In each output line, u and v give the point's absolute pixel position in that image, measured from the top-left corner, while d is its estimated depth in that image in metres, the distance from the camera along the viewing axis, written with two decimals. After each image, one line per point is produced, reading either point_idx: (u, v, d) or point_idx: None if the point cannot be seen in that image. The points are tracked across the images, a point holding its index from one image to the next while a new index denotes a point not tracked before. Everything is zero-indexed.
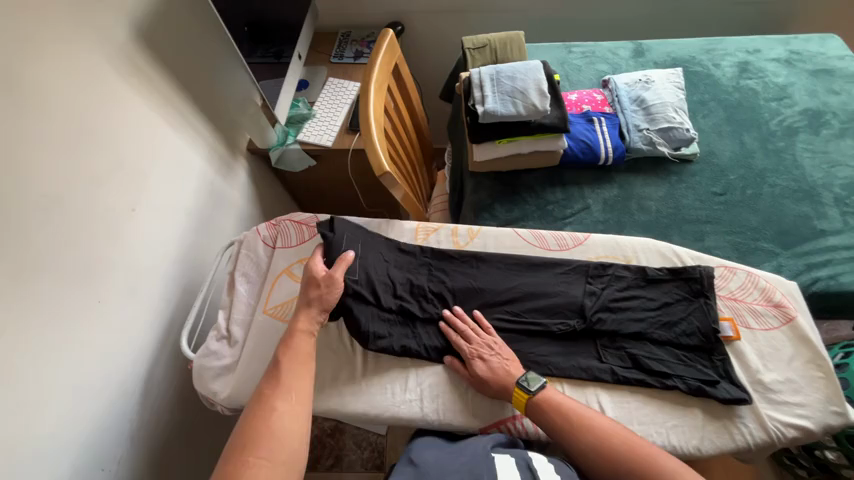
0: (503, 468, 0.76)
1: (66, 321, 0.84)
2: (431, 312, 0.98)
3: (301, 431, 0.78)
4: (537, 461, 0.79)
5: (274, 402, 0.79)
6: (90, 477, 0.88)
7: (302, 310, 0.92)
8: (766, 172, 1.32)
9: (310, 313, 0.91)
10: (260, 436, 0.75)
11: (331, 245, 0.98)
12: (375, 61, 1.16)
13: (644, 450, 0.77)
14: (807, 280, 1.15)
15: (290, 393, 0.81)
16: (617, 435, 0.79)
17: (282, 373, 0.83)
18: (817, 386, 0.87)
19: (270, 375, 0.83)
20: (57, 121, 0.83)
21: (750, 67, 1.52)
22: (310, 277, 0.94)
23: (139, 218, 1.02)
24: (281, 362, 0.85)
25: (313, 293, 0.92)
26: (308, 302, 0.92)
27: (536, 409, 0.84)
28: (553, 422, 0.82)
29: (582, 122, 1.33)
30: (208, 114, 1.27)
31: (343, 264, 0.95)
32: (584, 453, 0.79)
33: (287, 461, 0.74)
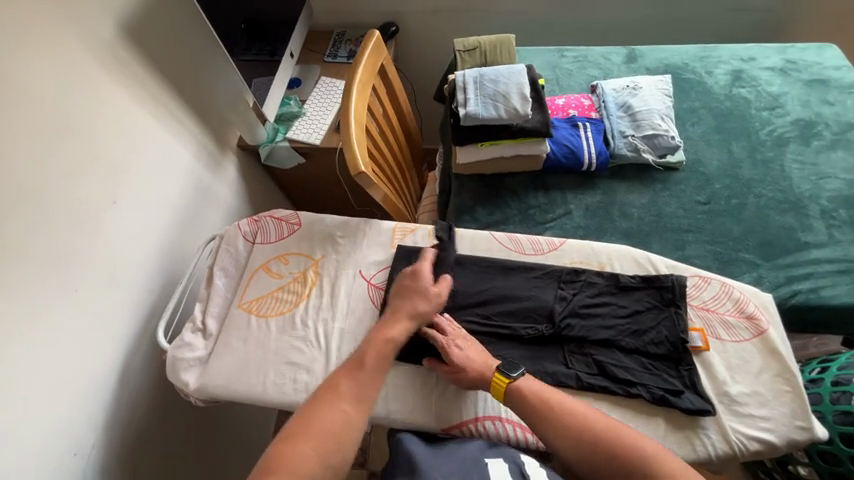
0: (497, 473, 0.76)
1: (39, 309, 0.86)
2: None
3: (354, 438, 0.79)
4: (529, 465, 0.80)
5: (342, 401, 0.81)
6: (60, 462, 0.90)
7: (400, 317, 0.92)
8: (753, 182, 1.30)
9: (408, 322, 0.92)
10: (322, 430, 0.76)
11: (443, 259, 1.02)
12: (361, 60, 1.17)
13: (626, 438, 0.78)
14: (786, 293, 1.15)
15: (359, 398, 0.82)
16: (599, 423, 0.80)
17: (359, 375, 0.84)
18: (784, 401, 0.87)
19: (345, 370, 0.85)
20: (36, 113, 0.86)
21: (744, 76, 1.50)
22: (421, 285, 0.95)
23: (121, 211, 1.04)
24: (366, 363, 0.86)
25: (419, 304, 0.94)
26: (413, 311, 0.93)
27: (518, 399, 0.84)
28: (535, 411, 0.83)
29: (567, 127, 1.33)
30: (197, 109, 1.29)
31: (445, 283, 0.98)
32: (568, 442, 0.80)
33: (334, 463, 0.75)
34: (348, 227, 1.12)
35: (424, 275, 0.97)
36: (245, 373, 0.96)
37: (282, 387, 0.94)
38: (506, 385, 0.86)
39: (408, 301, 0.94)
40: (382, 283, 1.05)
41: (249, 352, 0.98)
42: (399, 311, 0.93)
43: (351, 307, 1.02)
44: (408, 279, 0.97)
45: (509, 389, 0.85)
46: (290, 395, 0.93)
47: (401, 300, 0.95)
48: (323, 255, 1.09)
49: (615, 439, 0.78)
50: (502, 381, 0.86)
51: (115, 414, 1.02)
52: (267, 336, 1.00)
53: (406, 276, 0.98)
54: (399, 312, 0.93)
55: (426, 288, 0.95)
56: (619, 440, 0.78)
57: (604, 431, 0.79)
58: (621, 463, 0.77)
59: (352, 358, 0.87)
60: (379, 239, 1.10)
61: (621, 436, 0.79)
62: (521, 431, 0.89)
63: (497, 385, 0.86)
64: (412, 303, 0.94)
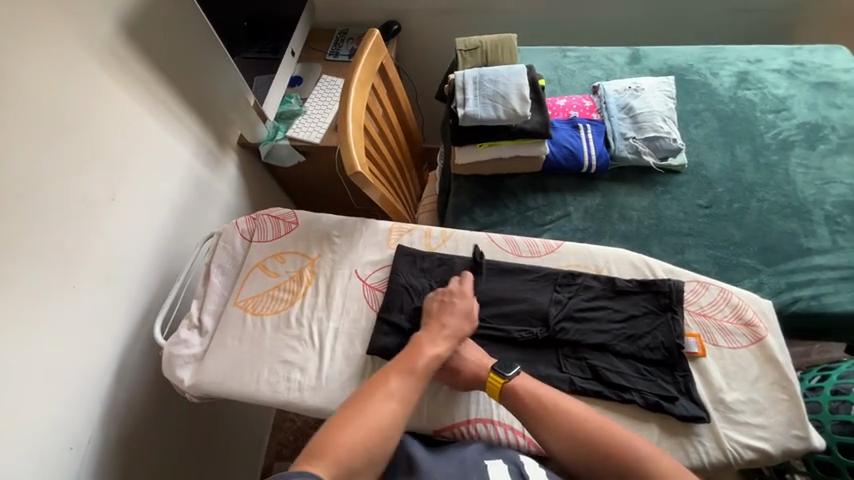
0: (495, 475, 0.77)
1: (38, 304, 0.87)
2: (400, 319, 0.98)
3: (394, 437, 0.79)
4: (528, 465, 0.80)
5: (388, 400, 0.81)
6: (56, 455, 0.91)
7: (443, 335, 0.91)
8: (756, 186, 1.28)
9: (452, 339, 0.91)
10: (367, 426, 0.77)
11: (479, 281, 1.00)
12: (360, 60, 1.17)
13: (623, 437, 0.79)
14: (787, 299, 1.13)
15: (404, 401, 0.83)
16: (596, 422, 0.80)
17: (406, 378, 0.85)
18: (780, 409, 0.86)
19: (391, 372, 0.85)
20: (34, 111, 0.87)
21: (749, 77, 1.47)
22: (468, 305, 0.95)
23: (119, 208, 1.05)
24: (411, 369, 0.86)
25: (464, 323, 0.93)
26: (459, 328, 0.92)
27: (514, 398, 0.84)
28: (531, 411, 0.83)
29: (567, 128, 1.32)
30: (197, 107, 1.29)
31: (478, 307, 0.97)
32: (563, 441, 0.80)
33: (373, 459, 0.75)
34: (345, 227, 1.12)
35: (468, 294, 0.96)
36: (239, 371, 0.96)
37: (276, 386, 0.94)
38: (501, 386, 0.86)
39: (455, 317, 0.93)
40: (378, 283, 1.05)
41: (244, 350, 0.99)
42: (446, 328, 0.91)
43: (345, 307, 1.02)
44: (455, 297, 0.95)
45: (504, 389, 0.85)
46: (283, 393, 0.93)
47: (446, 316, 0.93)
48: (319, 254, 1.09)
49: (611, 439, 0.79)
50: (496, 381, 0.86)
51: (111, 408, 1.03)
52: (262, 335, 1.00)
53: (451, 292, 0.96)
54: (445, 328, 0.91)
55: (470, 309, 0.94)
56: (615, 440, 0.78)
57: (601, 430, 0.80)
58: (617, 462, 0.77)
59: (399, 361, 0.87)
60: (376, 239, 1.10)
61: (617, 435, 0.79)
62: (513, 434, 0.89)
63: (492, 386, 0.86)
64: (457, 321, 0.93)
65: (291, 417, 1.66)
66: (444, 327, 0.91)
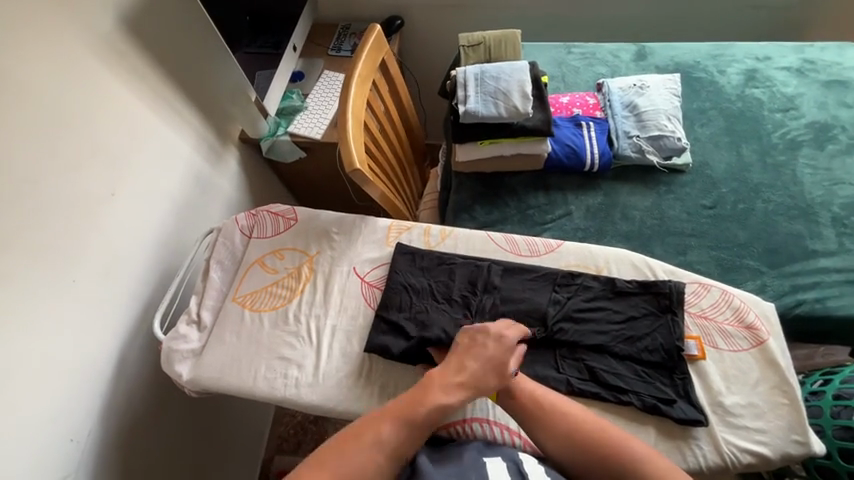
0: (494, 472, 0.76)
1: (39, 298, 0.88)
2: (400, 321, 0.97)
3: None
4: (527, 463, 0.79)
5: (377, 444, 0.78)
6: (57, 447, 0.92)
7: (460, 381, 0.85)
8: (762, 187, 1.26)
9: (471, 387, 0.85)
10: (347, 469, 0.76)
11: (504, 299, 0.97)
12: (361, 55, 1.15)
13: (617, 439, 0.78)
14: (791, 302, 1.11)
15: (396, 446, 0.79)
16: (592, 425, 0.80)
17: (403, 425, 0.80)
18: (781, 413, 0.85)
19: (388, 415, 0.81)
20: (34, 106, 0.87)
21: (758, 75, 1.45)
22: (503, 357, 0.86)
23: (119, 203, 1.06)
24: (415, 415, 0.81)
25: (489, 373, 0.86)
26: (480, 376, 0.85)
27: (510, 398, 0.85)
28: (526, 410, 0.83)
29: (570, 126, 1.31)
30: (198, 102, 1.29)
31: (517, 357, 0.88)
32: (557, 441, 0.80)
33: None
34: (344, 224, 1.12)
35: (508, 348, 0.87)
36: (236, 366, 0.97)
37: (273, 382, 0.94)
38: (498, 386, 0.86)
39: (479, 363, 0.86)
40: (376, 281, 1.05)
41: (241, 346, 0.99)
42: (465, 371, 0.86)
43: (343, 304, 1.02)
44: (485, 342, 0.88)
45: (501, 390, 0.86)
46: (280, 389, 0.94)
47: (471, 358, 0.87)
48: (318, 251, 1.09)
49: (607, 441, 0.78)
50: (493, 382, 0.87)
51: (111, 401, 1.04)
52: (260, 331, 1.00)
53: (485, 335, 0.88)
54: (466, 373, 0.86)
55: (503, 361, 0.86)
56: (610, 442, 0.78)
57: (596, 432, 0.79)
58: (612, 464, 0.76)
59: (401, 404, 0.82)
60: (374, 236, 1.10)
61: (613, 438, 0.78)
62: (508, 434, 0.89)
63: (490, 386, 0.87)
64: (481, 370, 0.86)
65: (291, 411, 1.67)
66: (465, 369, 0.86)
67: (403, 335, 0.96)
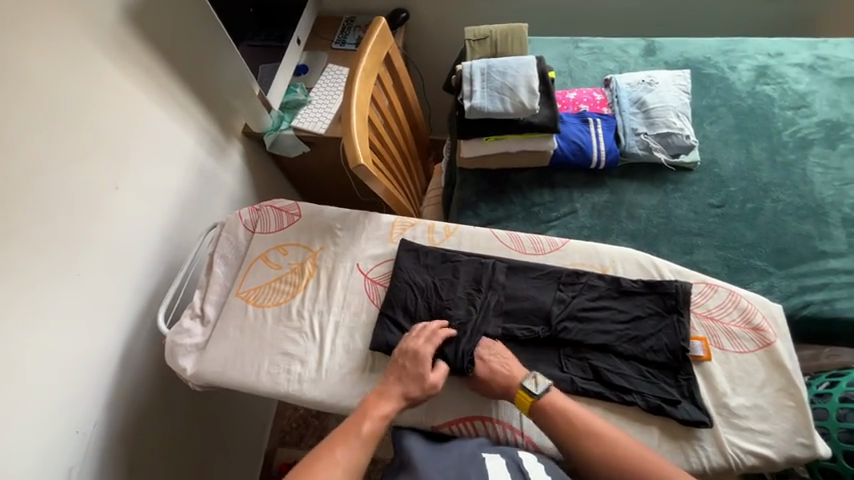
0: (493, 471, 0.77)
1: (44, 291, 0.88)
2: (404, 319, 0.97)
3: None
4: (527, 460, 0.80)
5: (333, 469, 0.79)
6: (63, 439, 0.93)
7: (394, 394, 0.87)
8: (771, 186, 1.24)
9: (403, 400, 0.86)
10: None
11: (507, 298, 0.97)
12: (365, 49, 1.14)
13: (651, 463, 0.78)
14: (798, 304, 1.10)
15: (350, 469, 0.80)
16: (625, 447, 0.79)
17: (347, 442, 0.82)
18: (786, 416, 0.84)
19: (337, 443, 0.82)
20: (37, 98, 0.86)
21: (769, 72, 1.42)
22: (417, 372, 0.87)
23: (123, 197, 1.06)
24: (358, 431, 0.83)
25: (413, 388, 0.87)
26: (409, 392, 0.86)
27: (541, 413, 0.84)
28: (557, 426, 0.82)
29: (576, 122, 1.29)
30: (201, 96, 1.28)
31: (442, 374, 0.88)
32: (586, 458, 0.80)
33: None
34: (348, 219, 1.11)
35: (424, 361, 0.87)
36: (240, 361, 0.97)
37: (276, 376, 0.95)
38: (530, 403, 0.84)
39: (406, 382, 0.87)
40: (380, 277, 1.04)
41: (245, 340, 0.99)
42: (391, 388, 0.87)
43: (347, 301, 1.02)
44: (409, 358, 0.89)
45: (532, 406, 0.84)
46: (283, 385, 0.94)
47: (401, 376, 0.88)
48: (321, 247, 1.09)
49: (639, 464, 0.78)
50: (524, 399, 0.84)
51: (115, 394, 1.05)
52: (263, 326, 1.00)
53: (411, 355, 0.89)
54: (394, 390, 0.87)
55: (423, 375, 0.87)
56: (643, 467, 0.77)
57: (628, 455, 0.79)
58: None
59: (343, 427, 0.84)
60: (378, 232, 1.09)
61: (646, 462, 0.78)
62: (512, 433, 0.88)
63: (521, 402, 0.85)
64: (404, 386, 0.87)
65: (293, 405, 1.69)
66: (394, 386, 0.87)
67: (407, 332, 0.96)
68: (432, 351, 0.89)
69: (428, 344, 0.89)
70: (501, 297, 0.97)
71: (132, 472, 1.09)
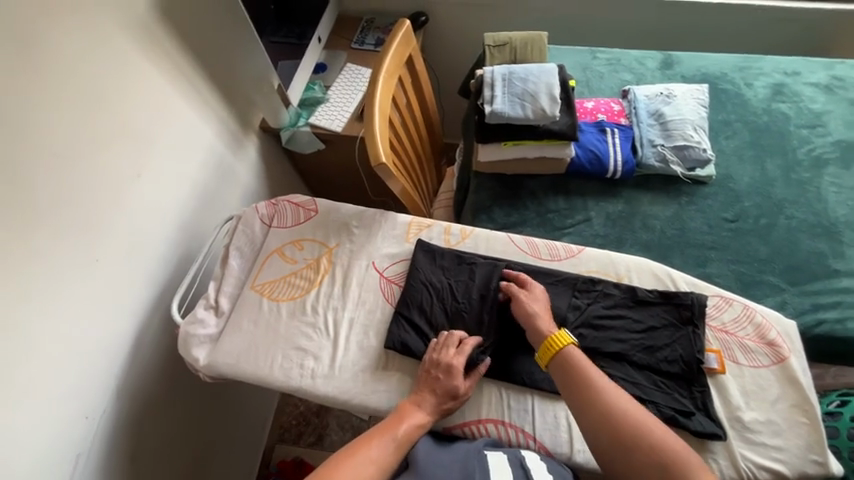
0: (497, 470, 0.78)
1: (62, 276, 0.88)
2: (418, 319, 0.97)
3: None
4: (531, 459, 0.81)
5: (366, 463, 0.80)
6: (72, 423, 0.92)
7: (427, 405, 0.86)
8: (785, 203, 1.25)
9: (436, 413, 0.87)
10: None
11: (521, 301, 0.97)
12: (389, 50, 1.15)
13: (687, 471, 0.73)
14: (810, 321, 1.11)
15: (383, 466, 0.81)
16: (668, 446, 0.75)
17: (385, 442, 0.82)
18: (800, 432, 0.84)
19: (375, 436, 0.83)
20: (66, 83, 0.87)
21: (785, 90, 1.43)
22: (450, 385, 0.87)
23: (144, 185, 1.06)
24: (396, 432, 0.83)
25: (448, 400, 0.88)
26: (442, 403, 0.87)
27: (572, 380, 0.84)
28: (589, 401, 0.81)
29: (594, 132, 1.30)
30: (222, 89, 1.29)
31: (474, 376, 0.90)
32: (613, 444, 0.78)
33: None
34: (365, 217, 1.12)
35: (458, 374, 0.87)
36: (253, 353, 0.97)
37: (289, 371, 0.95)
38: (564, 345, 0.86)
39: (441, 393, 0.87)
40: (395, 276, 1.04)
41: (258, 333, 0.99)
42: (426, 398, 0.87)
43: (361, 298, 1.02)
44: (442, 372, 0.87)
45: (561, 351, 0.86)
46: (296, 379, 0.94)
47: (432, 389, 0.87)
48: (337, 244, 1.09)
49: (677, 473, 0.73)
50: (563, 339, 0.87)
51: (124, 382, 1.04)
52: (277, 320, 1.00)
53: (440, 367, 0.88)
54: (429, 403, 0.87)
55: (458, 387, 0.87)
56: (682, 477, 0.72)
57: (666, 453, 0.75)
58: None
59: (382, 423, 0.85)
60: (394, 232, 1.10)
61: (686, 472, 0.73)
62: (523, 436, 0.87)
63: (557, 340, 0.87)
64: (438, 398, 0.87)
65: (294, 401, 1.69)
66: (428, 399, 0.87)
67: (421, 333, 0.96)
68: (464, 363, 0.88)
69: (459, 355, 0.89)
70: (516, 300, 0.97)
71: (136, 460, 1.08)
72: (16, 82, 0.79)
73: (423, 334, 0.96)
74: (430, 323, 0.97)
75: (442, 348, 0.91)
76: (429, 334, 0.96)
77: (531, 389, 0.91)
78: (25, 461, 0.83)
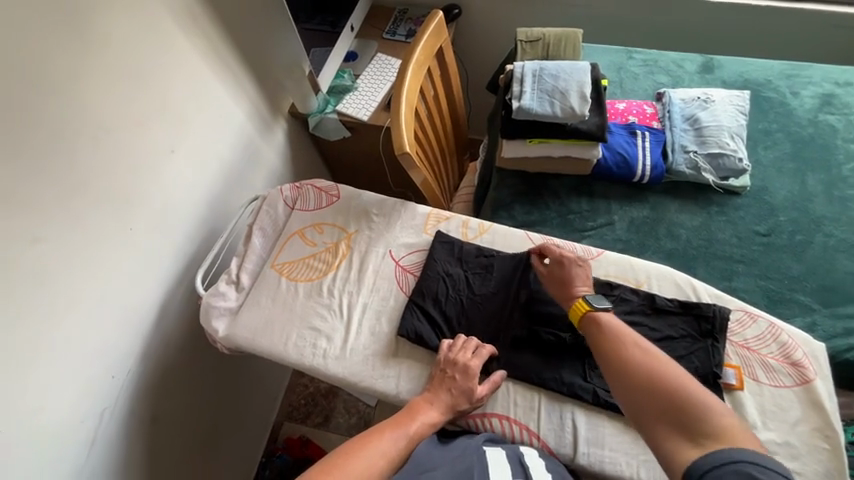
0: (495, 465, 0.78)
1: (101, 243, 0.94)
2: (432, 309, 0.98)
3: None
4: (529, 456, 0.81)
5: (377, 457, 0.81)
6: (100, 381, 0.98)
7: (439, 403, 0.87)
8: (824, 220, 1.19)
9: (447, 411, 0.87)
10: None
11: (538, 298, 0.96)
12: (420, 40, 1.15)
13: (715, 426, 0.65)
14: (841, 346, 1.05)
15: (393, 460, 0.82)
16: (696, 400, 0.69)
17: (395, 436, 0.83)
18: (820, 458, 0.81)
19: (386, 430, 0.84)
20: (111, 59, 0.91)
21: (835, 101, 1.35)
22: (465, 386, 0.87)
23: (177, 161, 1.11)
24: (408, 427, 0.85)
25: (462, 402, 0.88)
26: (454, 403, 0.87)
27: (596, 331, 0.83)
28: (613, 352, 0.79)
29: (624, 134, 1.27)
30: (256, 73, 1.33)
31: (491, 384, 0.89)
32: (633, 395, 0.74)
33: None
34: (384, 206, 1.13)
35: (474, 376, 0.87)
36: (268, 330, 1.01)
37: (302, 350, 0.98)
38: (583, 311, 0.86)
39: (453, 394, 0.87)
40: (411, 266, 1.05)
41: (275, 310, 1.03)
42: (440, 396, 0.88)
43: (376, 285, 1.04)
44: (458, 373, 0.87)
45: (589, 312, 0.85)
46: (308, 358, 0.97)
47: (445, 388, 0.88)
48: (356, 230, 1.11)
49: (700, 427, 0.66)
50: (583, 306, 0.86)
51: (147, 349, 1.09)
52: (294, 299, 1.04)
53: (455, 366, 0.88)
54: (442, 401, 0.87)
55: (472, 389, 0.88)
56: (704, 429, 0.66)
57: (694, 407, 0.68)
58: (689, 445, 0.65)
59: (394, 417, 0.86)
60: (413, 222, 1.11)
61: (710, 424, 0.66)
62: (527, 434, 0.87)
63: (576, 309, 0.87)
64: (453, 399, 0.87)
65: (305, 382, 1.73)
66: (441, 398, 0.87)
67: (433, 323, 0.97)
68: (479, 365, 0.89)
69: (474, 357, 0.90)
70: (532, 299, 0.97)
71: (155, 422, 1.14)
72: (69, 58, 0.84)
73: (435, 325, 0.97)
74: (443, 314, 0.98)
75: (459, 349, 0.91)
76: (441, 325, 0.97)
77: (538, 388, 0.90)
78: (56, 413, 0.89)
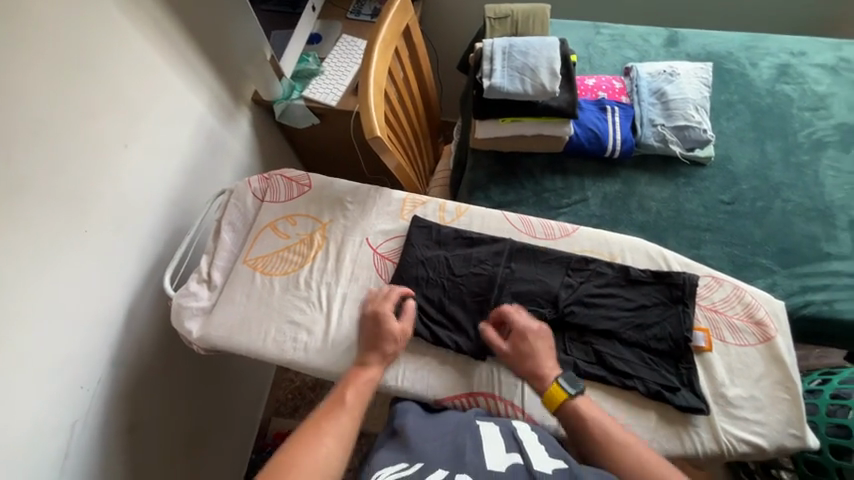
0: (489, 437, 0.77)
1: (54, 248, 0.87)
2: (413, 295, 0.97)
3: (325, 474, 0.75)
4: (520, 431, 0.81)
5: (323, 438, 0.79)
6: (69, 393, 0.93)
7: (367, 358, 0.90)
8: (782, 186, 1.24)
9: (381, 361, 0.90)
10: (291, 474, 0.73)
11: (516, 277, 0.97)
12: (386, 18, 1.10)
13: None
14: (798, 303, 1.12)
15: (342, 437, 0.80)
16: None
17: (337, 414, 0.83)
18: (781, 408, 0.86)
19: (327, 412, 0.83)
20: (46, 44, 0.82)
21: (790, 71, 1.40)
22: (381, 329, 0.91)
23: (133, 155, 1.04)
24: (346, 399, 0.85)
25: (388, 347, 0.90)
26: (380, 354, 0.90)
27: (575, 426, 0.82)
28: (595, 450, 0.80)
29: (594, 110, 1.28)
30: (213, 58, 1.25)
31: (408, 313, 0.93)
32: None
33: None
34: (359, 193, 1.10)
35: (385, 317, 0.91)
36: (245, 327, 0.98)
37: (282, 345, 0.95)
38: (563, 398, 0.84)
39: (380, 348, 0.90)
40: (389, 253, 1.04)
41: (251, 306, 0.99)
42: (367, 353, 0.90)
43: (355, 274, 1.02)
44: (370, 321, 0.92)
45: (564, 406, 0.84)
46: (289, 352, 0.95)
47: (379, 343, 0.90)
48: (331, 219, 1.08)
49: None
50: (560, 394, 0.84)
51: (116, 356, 1.04)
52: (270, 294, 1.00)
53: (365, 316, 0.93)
54: (370, 357, 0.90)
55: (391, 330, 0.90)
56: None
57: None
58: None
59: (331, 398, 0.85)
60: (388, 208, 1.09)
61: None
62: (513, 410, 0.89)
63: (554, 394, 0.84)
64: (377, 348, 0.90)
65: (290, 376, 1.71)
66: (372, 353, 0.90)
67: (415, 309, 0.97)
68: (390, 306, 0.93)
69: (385, 302, 0.94)
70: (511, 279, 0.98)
71: (134, 430, 1.09)
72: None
73: (417, 310, 0.96)
74: (424, 299, 0.97)
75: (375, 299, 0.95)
76: (423, 310, 0.96)
77: None
78: (21, 431, 0.84)
